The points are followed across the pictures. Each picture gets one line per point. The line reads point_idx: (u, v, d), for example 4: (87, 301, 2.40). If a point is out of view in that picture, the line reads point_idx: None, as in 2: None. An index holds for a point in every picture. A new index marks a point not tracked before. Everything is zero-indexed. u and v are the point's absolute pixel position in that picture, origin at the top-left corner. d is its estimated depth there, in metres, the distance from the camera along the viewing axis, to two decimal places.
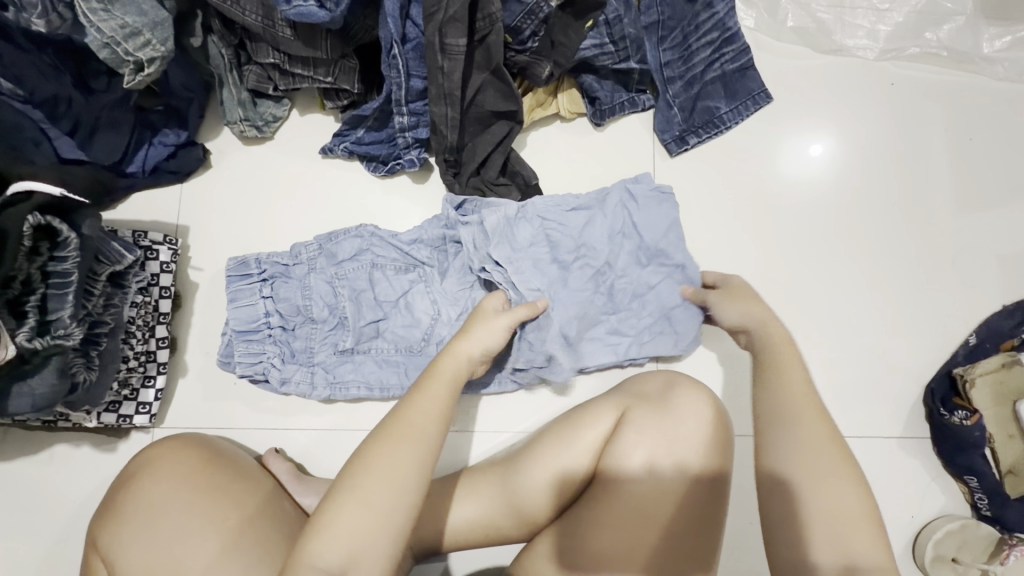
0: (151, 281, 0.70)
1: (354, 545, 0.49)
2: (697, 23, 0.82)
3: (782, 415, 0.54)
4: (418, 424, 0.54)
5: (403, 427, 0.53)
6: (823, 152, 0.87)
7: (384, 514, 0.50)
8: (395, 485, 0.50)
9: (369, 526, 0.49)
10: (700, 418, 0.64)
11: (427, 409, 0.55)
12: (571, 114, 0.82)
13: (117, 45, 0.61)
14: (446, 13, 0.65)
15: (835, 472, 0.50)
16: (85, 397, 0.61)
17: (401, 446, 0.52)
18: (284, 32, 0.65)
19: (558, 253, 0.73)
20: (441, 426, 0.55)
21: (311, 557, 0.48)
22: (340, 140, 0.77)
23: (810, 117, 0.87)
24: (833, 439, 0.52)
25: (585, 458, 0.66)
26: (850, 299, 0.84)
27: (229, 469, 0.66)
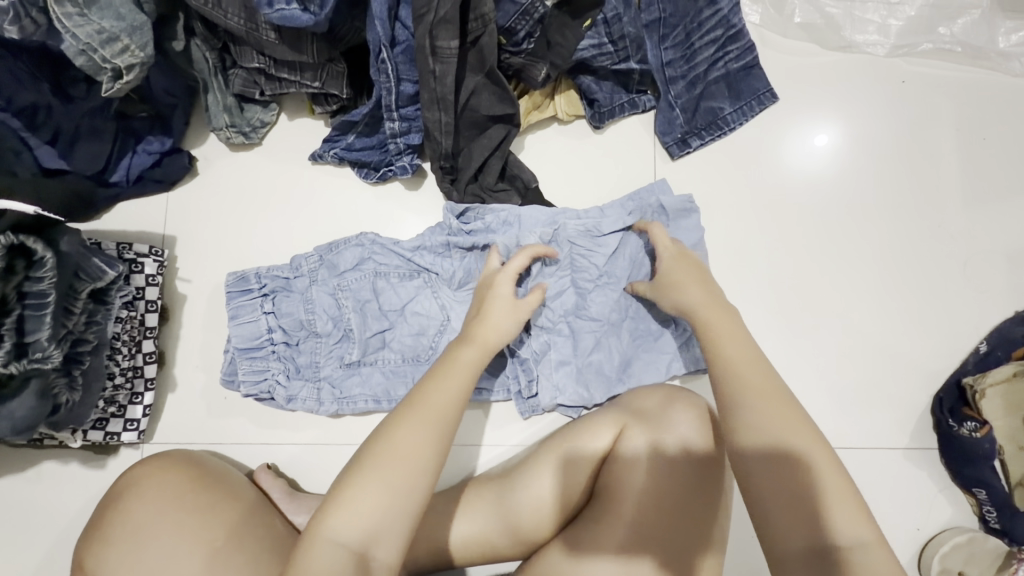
0: (137, 295, 0.68)
1: (374, 521, 0.48)
2: (701, 20, 0.78)
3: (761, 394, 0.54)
4: (438, 405, 0.54)
5: (425, 408, 0.53)
6: (828, 144, 0.84)
7: (403, 487, 0.49)
8: (416, 458, 0.50)
9: (389, 502, 0.48)
10: (692, 422, 0.63)
11: (448, 387, 0.56)
12: (569, 117, 0.80)
13: (94, 52, 0.59)
14: (437, 14, 0.62)
15: (822, 453, 0.50)
16: (69, 416, 0.59)
17: (419, 421, 0.52)
18: (268, 36, 0.63)
19: (587, 277, 0.74)
20: (461, 403, 0.55)
21: (330, 531, 0.47)
22: (329, 146, 0.75)
23: (818, 117, 0.84)
24: (799, 415, 0.52)
25: (590, 459, 0.65)
26: (858, 306, 0.82)
27: (219, 485, 0.64)
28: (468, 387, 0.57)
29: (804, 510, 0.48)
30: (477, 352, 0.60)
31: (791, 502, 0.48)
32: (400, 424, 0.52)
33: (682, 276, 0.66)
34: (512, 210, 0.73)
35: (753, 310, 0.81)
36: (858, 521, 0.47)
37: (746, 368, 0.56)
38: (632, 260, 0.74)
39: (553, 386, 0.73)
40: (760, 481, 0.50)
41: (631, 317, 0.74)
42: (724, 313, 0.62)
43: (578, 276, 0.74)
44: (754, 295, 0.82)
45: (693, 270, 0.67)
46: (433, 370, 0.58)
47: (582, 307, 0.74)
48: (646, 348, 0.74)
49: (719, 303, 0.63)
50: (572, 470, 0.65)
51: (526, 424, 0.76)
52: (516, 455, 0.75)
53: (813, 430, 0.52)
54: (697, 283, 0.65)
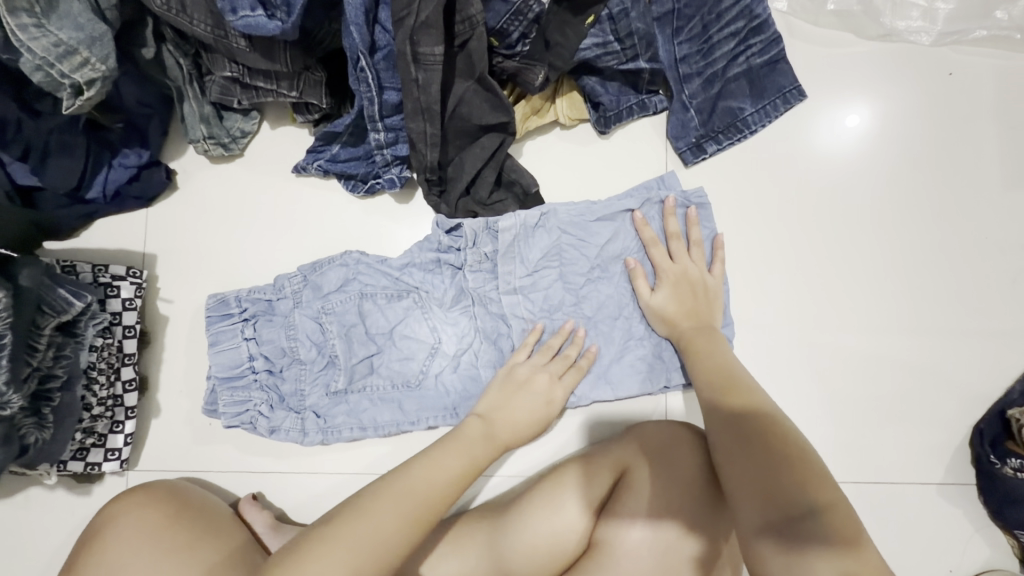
0: (113, 320, 0.65)
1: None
2: (719, 11, 0.70)
3: (734, 384, 0.59)
4: (422, 485, 0.54)
5: (406, 486, 0.53)
6: (855, 129, 0.76)
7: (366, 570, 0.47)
8: (381, 540, 0.49)
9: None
10: (692, 457, 0.60)
11: (443, 469, 0.56)
12: (571, 121, 0.73)
13: (51, 66, 0.54)
14: (417, 18, 0.56)
15: (788, 428, 0.52)
16: (40, 454, 0.58)
17: (397, 499, 0.52)
18: (238, 44, 0.58)
19: (577, 271, 0.68)
20: (452, 488, 0.55)
21: None
22: (314, 158, 0.70)
23: (850, 118, 0.76)
24: (759, 400, 0.57)
25: (587, 501, 0.62)
26: (890, 329, 0.74)
27: (192, 529, 0.60)
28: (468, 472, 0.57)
29: (781, 468, 0.48)
30: (488, 450, 0.60)
31: (762, 462, 0.49)
32: (377, 500, 0.52)
33: (679, 308, 0.66)
34: (518, 218, 0.67)
35: (774, 333, 0.74)
36: (820, 485, 0.46)
37: (719, 363, 0.61)
38: (621, 254, 0.68)
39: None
40: (729, 462, 0.52)
41: (623, 317, 0.68)
42: (709, 335, 0.64)
43: (568, 269, 0.68)
44: (774, 315, 0.75)
45: (691, 299, 0.66)
46: (432, 450, 0.57)
47: (573, 303, 0.68)
48: (638, 352, 0.68)
49: (708, 328, 0.65)
50: (570, 510, 0.61)
51: (523, 455, 0.71)
52: (512, 487, 0.70)
53: (771, 409, 0.55)
54: (692, 313, 0.66)
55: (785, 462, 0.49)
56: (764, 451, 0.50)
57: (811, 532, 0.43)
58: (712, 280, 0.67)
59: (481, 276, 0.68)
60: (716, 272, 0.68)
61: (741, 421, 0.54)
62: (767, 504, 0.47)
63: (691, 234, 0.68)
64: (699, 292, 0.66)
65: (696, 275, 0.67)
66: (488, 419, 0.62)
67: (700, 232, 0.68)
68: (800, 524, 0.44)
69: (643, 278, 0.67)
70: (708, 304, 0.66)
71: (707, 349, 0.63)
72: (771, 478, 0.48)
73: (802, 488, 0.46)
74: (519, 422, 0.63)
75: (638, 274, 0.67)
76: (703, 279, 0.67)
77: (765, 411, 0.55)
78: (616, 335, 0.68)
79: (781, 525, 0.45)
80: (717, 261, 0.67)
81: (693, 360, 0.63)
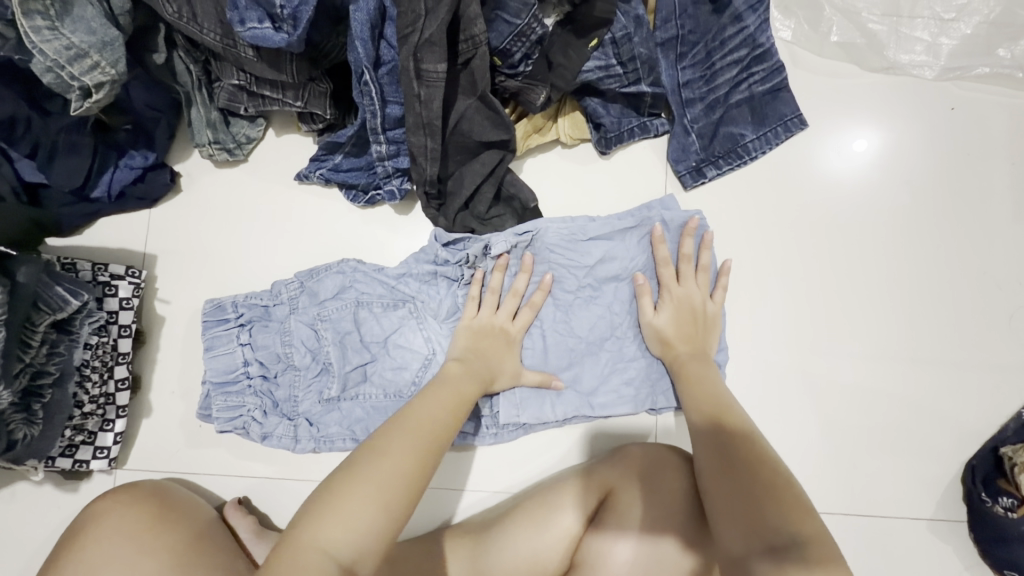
0: (110, 318, 0.65)
1: (367, 532, 0.45)
2: (723, 38, 0.71)
3: (726, 410, 0.59)
4: (429, 420, 0.55)
5: (415, 421, 0.54)
6: (863, 159, 0.76)
7: (397, 502, 0.47)
8: (400, 473, 0.49)
9: (381, 512, 0.46)
10: (677, 482, 0.59)
11: (437, 404, 0.57)
12: (573, 140, 0.73)
13: (62, 69, 0.55)
14: (421, 35, 0.57)
15: (772, 454, 0.52)
16: (27, 451, 0.58)
17: (408, 435, 0.52)
18: (247, 53, 0.59)
19: (571, 289, 0.69)
20: (451, 417, 0.56)
21: (321, 539, 0.44)
22: (316, 166, 0.70)
23: (848, 156, 0.76)
24: (746, 427, 0.57)
25: (574, 519, 0.61)
26: (885, 358, 0.74)
27: (177, 544, 0.60)
28: (457, 404, 0.58)
29: (768, 500, 0.47)
30: (472, 386, 0.61)
31: (749, 492, 0.49)
32: (388, 441, 0.51)
33: (677, 332, 0.66)
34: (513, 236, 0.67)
35: (767, 358, 0.74)
36: (806, 517, 0.46)
37: (708, 387, 0.62)
38: (621, 274, 0.69)
39: (513, 404, 0.67)
40: (718, 493, 0.51)
41: (616, 336, 0.69)
42: (704, 364, 0.64)
43: (559, 287, 0.69)
44: (769, 339, 0.75)
45: (690, 324, 0.66)
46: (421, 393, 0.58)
47: (565, 319, 0.69)
48: (626, 373, 0.69)
49: (703, 354, 0.65)
50: (551, 528, 0.61)
51: (511, 470, 0.70)
52: (499, 503, 0.70)
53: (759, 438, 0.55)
54: (690, 339, 0.66)
55: (771, 490, 0.48)
56: (750, 480, 0.50)
57: (792, 558, 0.42)
58: (713, 309, 0.67)
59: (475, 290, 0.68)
60: (718, 299, 0.68)
61: (730, 448, 0.54)
62: (752, 533, 0.46)
63: (702, 257, 0.68)
64: (699, 319, 0.66)
65: (697, 300, 0.67)
66: (466, 362, 0.63)
67: (710, 257, 0.68)
68: (783, 552, 0.43)
69: (649, 296, 0.67)
70: (706, 332, 0.66)
71: (706, 377, 0.63)
72: (755, 507, 0.47)
73: (790, 519, 0.45)
74: (498, 365, 0.65)
75: (645, 292, 0.67)
76: (705, 308, 0.67)
77: (758, 442, 0.55)
78: (606, 356, 0.69)
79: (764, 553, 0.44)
80: (719, 287, 0.67)
81: (684, 384, 0.63)
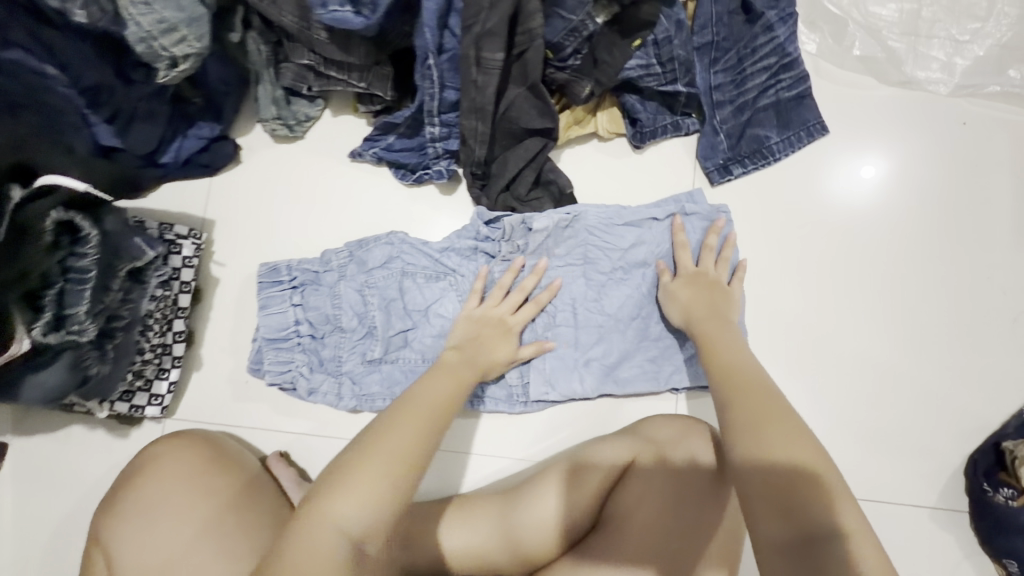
0: (173, 275, 0.70)
1: (375, 510, 0.47)
2: (755, 46, 0.76)
3: (752, 383, 0.56)
4: (429, 405, 0.57)
5: (416, 406, 0.56)
6: (875, 176, 0.81)
7: (403, 478, 0.49)
8: (404, 452, 0.51)
9: (387, 489, 0.48)
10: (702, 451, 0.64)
11: (437, 390, 0.60)
12: (609, 134, 0.78)
13: (154, 40, 0.61)
14: (484, 26, 0.62)
15: (793, 430, 0.49)
16: (96, 388, 0.61)
17: (410, 419, 0.55)
18: (320, 35, 0.64)
19: (601, 269, 0.73)
20: (451, 403, 0.59)
21: (332, 516, 0.46)
22: (370, 146, 0.76)
23: (865, 163, 0.81)
24: (771, 399, 0.54)
25: (599, 481, 0.65)
26: (895, 352, 0.78)
27: (231, 485, 0.64)
28: (458, 392, 0.61)
29: (804, 491, 0.45)
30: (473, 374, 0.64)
31: (781, 481, 0.46)
32: (393, 423, 0.54)
33: (695, 299, 0.68)
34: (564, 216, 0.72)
35: (783, 347, 0.79)
36: (842, 507, 0.45)
37: (724, 360, 0.60)
38: (652, 257, 0.73)
39: (544, 378, 0.73)
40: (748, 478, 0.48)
41: (643, 316, 0.73)
42: (723, 329, 0.65)
43: (591, 268, 0.73)
44: (784, 330, 0.79)
45: (706, 293, 0.69)
46: (423, 378, 0.62)
47: (595, 297, 0.73)
48: (649, 351, 0.73)
49: (722, 320, 0.66)
50: (576, 489, 0.65)
51: (537, 439, 0.74)
52: (522, 470, 0.74)
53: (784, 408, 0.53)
54: (708, 308, 0.68)
55: (796, 477, 0.46)
56: (782, 466, 0.47)
57: (829, 555, 0.42)
58: (732, 290, 0.70)
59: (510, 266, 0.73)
60: (736, 286, 0.71)
61: (755, 431, 0.50)
62: (785, 521, 0.45)
63: (725, 252, 0.72)
64: (716, 290, 0.69)
65: (714, 276, 0.70)
66: (462, 350, 0.66)
67: (733, 252, 0.72)
68: (816, 545, 0.43)
69: (668, 275, 0.71)
70: (725, 302, 0.68)
71: (725, 346, 0.62)
72: (791, 495, 0.46)
73: (825, 507, 0.45)
74: (492, 350, 0.68)
75: (664, 273, 0.71)
76: (717, 279, 0.70)
77: (782, 409, 0.52)
78: (632, 336, 0.73)
79: (796, 545, 0.43)
80: (738, 277, 0.71)
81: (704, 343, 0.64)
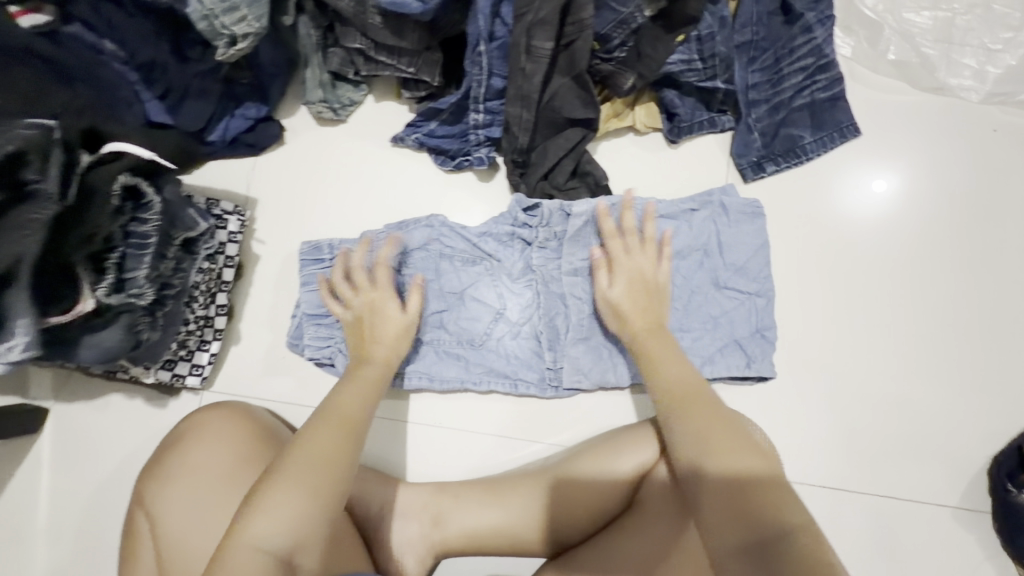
0: (218, 249, 0.71)
1: (298, 522, 0.46)
2: (793, 46, 0.78)
3: (696, 400, 0.57)
4: (350, 411, 0.55)
5: (333, 414, 0.54)
6: (887, 190, 0.82)
7: (327, 486, 0.48)
8: (325, 461, 0.49)
9: (310, 500, 0.47)
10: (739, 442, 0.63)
11: (353, 395, 0.57)
12: (646, 128, 0.80)
13: (215, 18, 0.62)
14: (536, 15, 0.64)
15: (740, 442, 0.52)
16: (145, 353, 0.63)
17: (330, 427, 0.53)
18: (374, 20, 0.67)
19: None
20: (369, 406, 0.57)
21: (253, 538, 0.44)
22: (412, 131, 0.77)
23: (884, 173, 0.82)
24: (710, 418, 0.54)
25: (632, 467, 0.65)
26: (919, 352, 0.79)
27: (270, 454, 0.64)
28: (372, 395, 0.59)
29: (754, 501, 0.47)
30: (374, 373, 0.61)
31: (732, 493, 0.48)
32: (310, 434, 0.52)
33: (633, 302, 0.68)
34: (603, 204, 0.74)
35: (810, 343, 0.80)
36: (790, 507, 0.46)
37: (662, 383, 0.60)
38: (686, 249, 0.77)
39: (577, 368, 0.73)
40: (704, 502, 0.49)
41: (675, 307, 0.76)
42: (662, 340, 0.65)
43: None
44: (811, 326, 0.80)
45: (644, 296, 0.68)
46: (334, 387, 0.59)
47: None
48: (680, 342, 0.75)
49: (660, 328, 0.66)
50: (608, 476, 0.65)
51: (567, 426, 0.75)
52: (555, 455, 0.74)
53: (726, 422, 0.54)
54: (645, 312, 0.67)
55: (741, 491, 0.48)
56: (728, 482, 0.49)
57: (782, 550, 0.43)
58: (662, 276, 0.70)
59: (546, 255, 0.75)
60: (664, 265, 0.70)
61: (703, 451, 0.52)
62: (743, 528, 0.46)
63: (646, 229, 0.71)
64: (652, 289, 0.69)
65: (648, 271, 0.70)
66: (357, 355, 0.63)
67: (654, 228, 0.71)
68: (770, 547, 0.43)
69: (604, 270, 0.70)
70: (660, 300, 0.68)
71: (670, 367, 0.61)
72: (741, 503, 0.47)
73: (773, 511, 0.46)
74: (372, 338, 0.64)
75: (601, 266, 0.71)
76: (656, 276, 0.69)
77: (725, 427, 0.54)
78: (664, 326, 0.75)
79: (750, 551, 0.44)
80: (664, 255, 0.70)
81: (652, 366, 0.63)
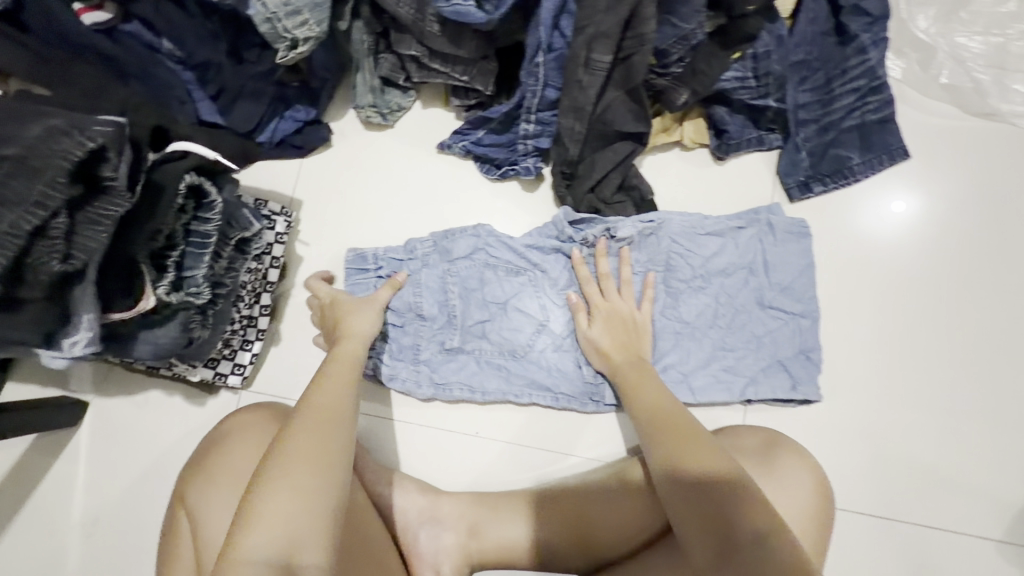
0: (266, 249, 0.71)
1: (296, 525, 0.45)
2: (845, 67, 0.77)
3: (673, 421, 0.57)
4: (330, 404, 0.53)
5: (310, 410, 0.52)
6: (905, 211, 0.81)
7: (317, 484, 0.47)
8: (311, 460, 0.48)
9: (302, 504, 0.46)
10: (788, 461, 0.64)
11: (332, 390, 0.55)
12: (694, 143, 0.80)
13: (278, 21, 0.63)
14: (597, 28, 0.64)
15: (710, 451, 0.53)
16: (194, 351, 0.63)
17: (309, 426, 0.51)
18: (432, 27, 0.67)
19: (681, 276, 0.76)
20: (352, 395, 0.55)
21: (247, 552, 0.43)
22: (460, 138, 0.78)
23: (901, 195, 0.81)
24: (683, 433, 0.56)
25: None
26: (964, 380, 0.78)
27: None
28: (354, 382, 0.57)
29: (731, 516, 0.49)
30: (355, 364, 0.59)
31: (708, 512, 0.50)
32: (292, 433, 0.50)
33: (612, 341, 0.70)
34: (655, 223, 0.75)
35: (852, 366, 0.79)
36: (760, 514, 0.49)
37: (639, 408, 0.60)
38: (731, 267, 0.76)
39: None
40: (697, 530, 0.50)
41: (718, 326, 0.75)
42: (640, 370, 0.66)
43: (672, 275, 0.76)
44: (853, 349, 0.79)
45: (622, 334, 0.70)
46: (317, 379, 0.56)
47: (672, 304, 0.75)
48: (723, 361, 0.75)
49: (640, 361, 0.68)
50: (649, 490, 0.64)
51: (606, 440, 0.74)
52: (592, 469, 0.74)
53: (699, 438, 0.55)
54: (626, 348, 0.69)
55: (721, 504, 0.50)
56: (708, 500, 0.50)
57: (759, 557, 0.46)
58: (644, 318, 0.71)
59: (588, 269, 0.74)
60: (644, 308, 0.72)
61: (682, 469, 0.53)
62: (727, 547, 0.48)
63: (623, 273, 0.72)
64: (631, 328, 0.71)
65: (626, 311, 0.71)
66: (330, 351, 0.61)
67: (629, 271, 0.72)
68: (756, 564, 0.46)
69: (583, 312, 0.72)
70: (639, 339, 0.70)
71: (643, 394, 0.62)
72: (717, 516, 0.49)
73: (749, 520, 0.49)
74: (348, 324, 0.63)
75: (578, 309, 0.72)
76: (633, 316, 0.71)
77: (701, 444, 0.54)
78: (707, 345, 0.75)
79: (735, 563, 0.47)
80: (644, 299, 0.72)
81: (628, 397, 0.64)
